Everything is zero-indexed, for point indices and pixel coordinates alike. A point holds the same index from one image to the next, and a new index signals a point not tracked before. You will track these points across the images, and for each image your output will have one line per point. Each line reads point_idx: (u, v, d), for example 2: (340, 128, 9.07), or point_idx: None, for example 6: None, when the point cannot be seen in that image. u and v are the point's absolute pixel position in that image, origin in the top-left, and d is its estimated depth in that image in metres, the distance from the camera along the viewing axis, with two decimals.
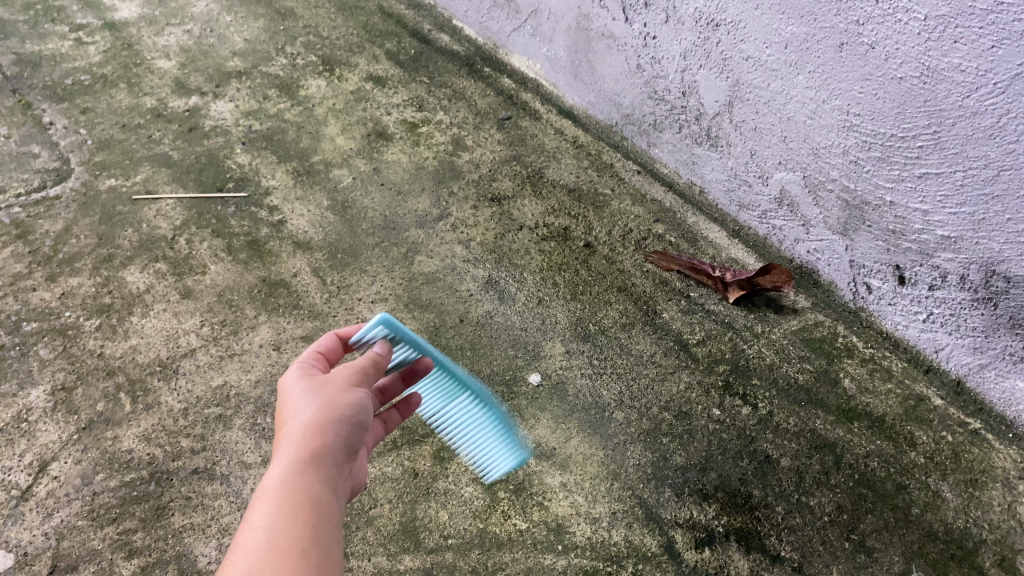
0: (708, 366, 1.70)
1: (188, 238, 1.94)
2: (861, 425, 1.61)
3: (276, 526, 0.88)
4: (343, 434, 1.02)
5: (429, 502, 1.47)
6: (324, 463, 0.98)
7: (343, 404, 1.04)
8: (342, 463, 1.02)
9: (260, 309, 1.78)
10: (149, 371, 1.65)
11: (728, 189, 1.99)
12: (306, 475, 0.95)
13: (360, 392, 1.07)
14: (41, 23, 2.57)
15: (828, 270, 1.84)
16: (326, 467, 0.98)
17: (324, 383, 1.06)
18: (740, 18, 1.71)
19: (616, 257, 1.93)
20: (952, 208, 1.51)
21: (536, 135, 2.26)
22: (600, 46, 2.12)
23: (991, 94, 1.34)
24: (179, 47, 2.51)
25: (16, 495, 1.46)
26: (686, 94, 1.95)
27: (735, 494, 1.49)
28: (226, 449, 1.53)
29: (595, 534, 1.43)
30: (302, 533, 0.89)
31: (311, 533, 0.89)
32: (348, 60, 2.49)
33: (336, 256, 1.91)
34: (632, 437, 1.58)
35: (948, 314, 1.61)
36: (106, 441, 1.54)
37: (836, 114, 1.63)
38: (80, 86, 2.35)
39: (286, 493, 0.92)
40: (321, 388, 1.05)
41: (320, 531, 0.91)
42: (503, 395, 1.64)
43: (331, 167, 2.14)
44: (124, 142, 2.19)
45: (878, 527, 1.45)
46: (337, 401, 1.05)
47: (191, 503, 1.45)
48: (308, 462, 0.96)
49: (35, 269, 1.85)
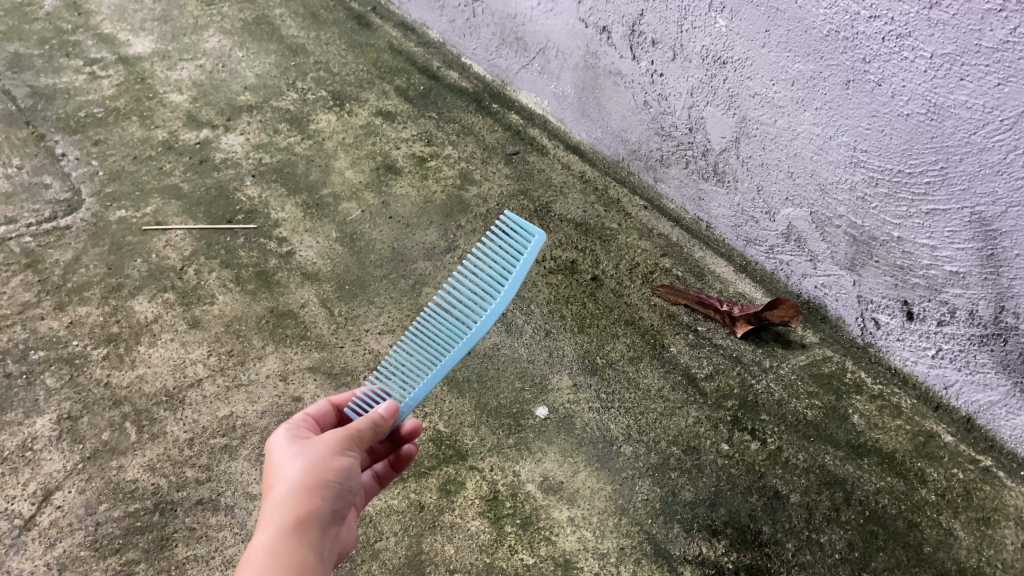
0: (716, 401, 1.69)
1: (197, 269, 1.95)
2: (871, 461, 1.59)
3: None
4: (331, 499, 1.04)
5: (435, 535, 1.46)
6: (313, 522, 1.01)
7: (334, 462, 1.05)
8: (328, 524, 1.04)
9: (267, 340, 1.78)
10: (156, 402, 1.65)
11: (735, 224, 2.00)
12: (293, 542, 0.98)
13: (350, 457, 1.07)
14: (56, 57, 2.60)
15: (836, 305, 1.83)
16: (311, 533, 1.01)
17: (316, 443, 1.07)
18: (747, 56, 1.74)
19: (623, 290, 1.94)
20: (960, 243, 1.52)
21: (544, 171, 2.27)
22: (607, 83, 2.15)
23: (999, 131, 1.35)
24: (191, 81, 2.55)
25: (19, 525, 1.45)
26: (693, 129, 1.97)
27: (744, 531, 1.47)
28: (232, 479, 1.52)
29: (603, 570, 1.42)
30: None
31: None
32: (358, 95, 2.52)
33: (344, 288, 1.92)
34: (640, 472, 1.56)
35: (959, 350, 1.60)
36: (111, 470, 1.53)
37: (842, 150, 1.64)
38: (93, 118, 2.38)
39: (272, 560, 0.96)
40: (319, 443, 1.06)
41: None
42: (509, 429, 1.63)
43: (340, 201, 2.16)
44: (135, 174, 2.21)
45: (890, 566, 1.43)
46: (328, 462, 1.05)
47: (194, 534, 1.44)
48: (298, 528, 0.99)
49: (44, 298, 1.86)
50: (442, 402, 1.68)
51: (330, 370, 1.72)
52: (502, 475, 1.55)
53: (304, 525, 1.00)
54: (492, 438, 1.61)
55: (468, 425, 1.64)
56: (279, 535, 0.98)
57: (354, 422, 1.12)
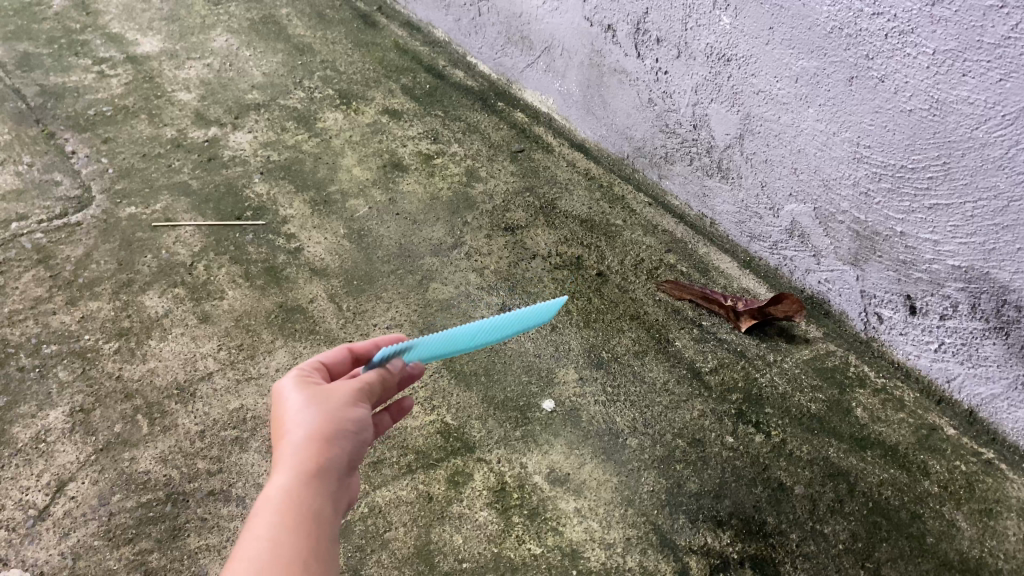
0: (721, 395, 1.71)
1: (206, 264, 1.97)
2: (874, 454, 1.61)
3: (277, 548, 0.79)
4: (347, 451, 0.93)
5: (443, 525, 1.48)
6: (330, 475, 0.90)
7: (347, 412, 0.95)
8: (345, 480, 0.92)
9: (277, 334, 1.80)
10: (167, 395, 1.67)
11: (739, 220, 2.01)
12: (311, 491, 0.86)
13: (364, 408, 0.97)
14: (65, 56, 2.63)
15: (839, 300, 1.85)
16: (328, 484, 0.89)
17: (326, 394, 0.97)
18: (751, 53, 1.76)
19: (628, 285, 1.95)
20: (962, 237, 1.53)
21: (549, 168, 2.29)
22: (613, 81, 2.16)
23: (1001, 126, 1.37)
24: (199, 80, 2.57)
25: (33, 515, 1.47)
26: (697, 127, 1.99)
27: (749, 521, 1.49)
28: (242, 471, 1.54)
29: (609, 560, 1.43)
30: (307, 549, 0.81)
31: (312, 551, 0.81)
32: (365, 93, 2.54)
33: (353, 283, 1.94)
34: (646, 464, 1.58)
35: (961, 344, 1.62)
36: (124, 462, 1.55)
37: (846, 146, 1.66)
38: (102, 116, 2.40)
39: (289, 507, 0.84)
40: (328, 394, 0.96)
41: (322, 549, 0.83)
42: (516, 421, 1.65)
43: (348, 198, 2.18)
44: (145, 171, 2.23)
45: (893, 556, 1.45)
46: (340, 414, 0.95)
47: (206, 524, 1.46)
48: (314, 477, 0.88)
49: (56, 293, 1.88)
50: (450, 395, 1.70)
51: None
52: (510, 467, 1.57)
53: (321, 475, 0.89)
54: (499, 430, 1.63)
55: (475, 418, 1.66)
56: (295, 482, 0.86)
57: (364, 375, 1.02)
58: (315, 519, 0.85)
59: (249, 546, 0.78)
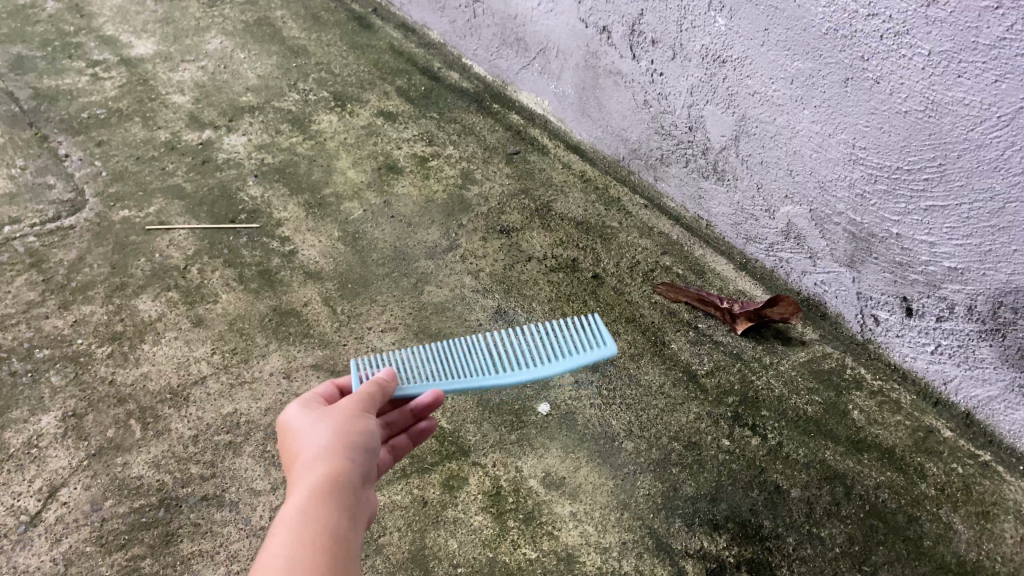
0: (717, 397, 1.70)
1: (200, 268, 1.96)
2: (871, 456, 1.60)
3: (299, 547, 0.86)
4: (358, 463, 1.01)
5: (438, 530, 1.47)
6: (346, 482, 0.97)
7: (350, 430, 1.04)
8: (361, 490, 1.00)
9: (271, 338, 1.80)
10: (160, 399, 1.66)
11: (735, 222, 2.01)
12: (329, 499, 0.94)
13: (365, 426, 1.06)
14: (58, 58, 2.62)
15: (835, 302, 1.85)
16: (344, 491, 0.96)
17: (329, 417, 1.06)
18: (746, 55, 1.75)
19: (624, 288, 1.95)
20: (958, 239, 1.53)
21: (545, 170, 2.29)
22: (608, 82, 2.16)
23: (996, 127, 1.37)
24: (193, 82, 2.56)
25: (25, 521, 1.46)
26: (693, 128, 1.98)
27: (746, 525, 1.48)
28: (236, 476, 1.53)
29: (605, 564, 1.42)
30: (330, 549, 0.89)
31: (333, 548, 0.89)
32: (360, 96, 2.54)
33: (347, 286, 1.93)
34: (642, 467, 1.57)
35: (957, 346, 1.61)
36: (117, 467, 1.54)
37: (841, 147, 1.65)
38: (96, 119, 2.39)
39: (309, 512, 0.91)
40: (329, 418, 1.06)
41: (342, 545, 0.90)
42: (512, 425, 1.64)
43: (343, 200, 2.17)
44: (138, 174, 2.22)
45: (890, 560, 1.44)
46: (345, 433, 1.04)
47: (199, 529, 1.45)
48: (332, 485, 0.96)
49: (48, 297, 1.87)
50: (445, 398, 1.69)
51: (334, 367, 1.74)
52: (505, 471, 1.56)
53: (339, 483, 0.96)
54: (494, 434, 1.63)
55: (470, 421, 1.65)
56: (311, 492, 0.94)
57: (360, 398, 1.12)
58: (335, 520, 0.92)
59: (275, 550, 0.86)
